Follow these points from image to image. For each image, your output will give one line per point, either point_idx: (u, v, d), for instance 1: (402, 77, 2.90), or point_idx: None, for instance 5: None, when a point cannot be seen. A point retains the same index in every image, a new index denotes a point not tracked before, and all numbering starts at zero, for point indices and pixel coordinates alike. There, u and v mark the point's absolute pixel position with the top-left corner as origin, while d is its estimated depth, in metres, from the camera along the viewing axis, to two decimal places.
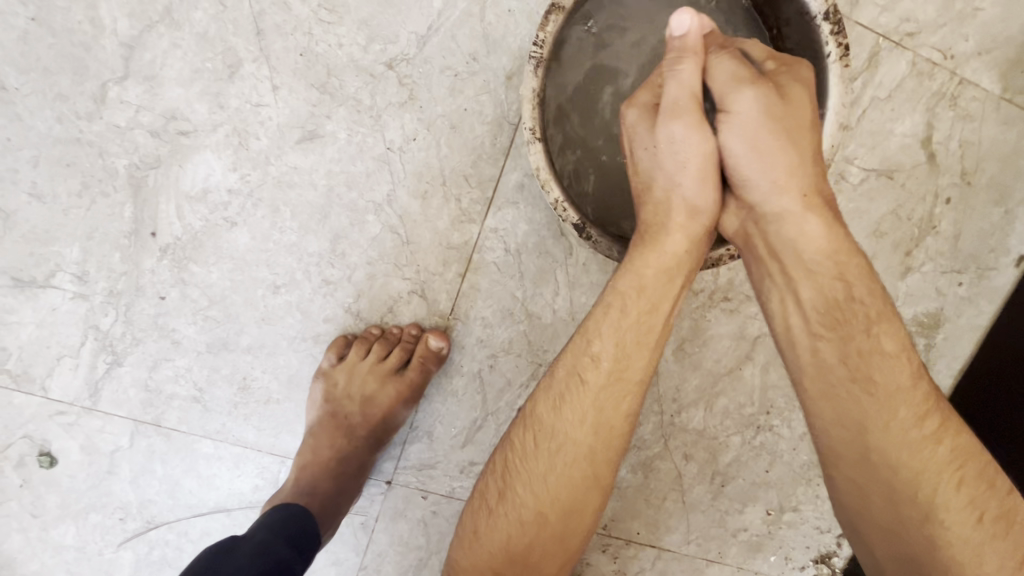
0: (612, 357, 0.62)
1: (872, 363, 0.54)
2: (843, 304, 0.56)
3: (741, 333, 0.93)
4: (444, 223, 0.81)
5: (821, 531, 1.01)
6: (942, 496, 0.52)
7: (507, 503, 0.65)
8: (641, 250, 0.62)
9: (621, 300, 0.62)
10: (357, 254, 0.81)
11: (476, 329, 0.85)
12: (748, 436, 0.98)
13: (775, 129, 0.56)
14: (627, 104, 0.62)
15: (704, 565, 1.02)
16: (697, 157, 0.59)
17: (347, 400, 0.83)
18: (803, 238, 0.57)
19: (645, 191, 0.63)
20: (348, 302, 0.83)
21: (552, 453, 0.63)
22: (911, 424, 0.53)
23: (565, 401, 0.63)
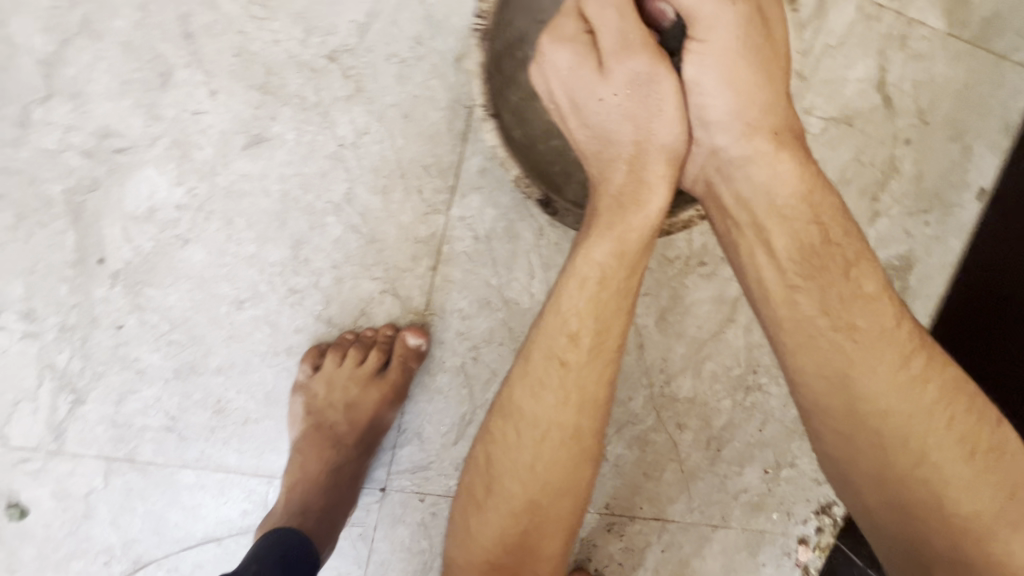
0: (592, 330, 0.60)
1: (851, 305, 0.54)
2: (819, 249, 0.56)
3: (720, 296, 0.92)
4: (409, 217, 0.78)
5: (819, 484, 1.08)
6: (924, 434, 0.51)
7: (496, 497, 0.63)
8: (616, 211, 0.60)
9: (600, 270, 0.60)
10: (321, 258, 0.78)
11: (454, 322, 0.84)
12: (738, 397, 0.98)
13: (748, 59, 0.57)
14: (566, 46, 0.61)
15: (709, 530, 1.06)
16: (657, 95, 0.58)
17: (330, 409, 0.80)
18: (777, 177, 0.57)
19: (602, 142, 0.62)
20: (318, 309, 0.80)
21: (537, 440, 0.62)
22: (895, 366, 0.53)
23: (545, 384, 0.61)
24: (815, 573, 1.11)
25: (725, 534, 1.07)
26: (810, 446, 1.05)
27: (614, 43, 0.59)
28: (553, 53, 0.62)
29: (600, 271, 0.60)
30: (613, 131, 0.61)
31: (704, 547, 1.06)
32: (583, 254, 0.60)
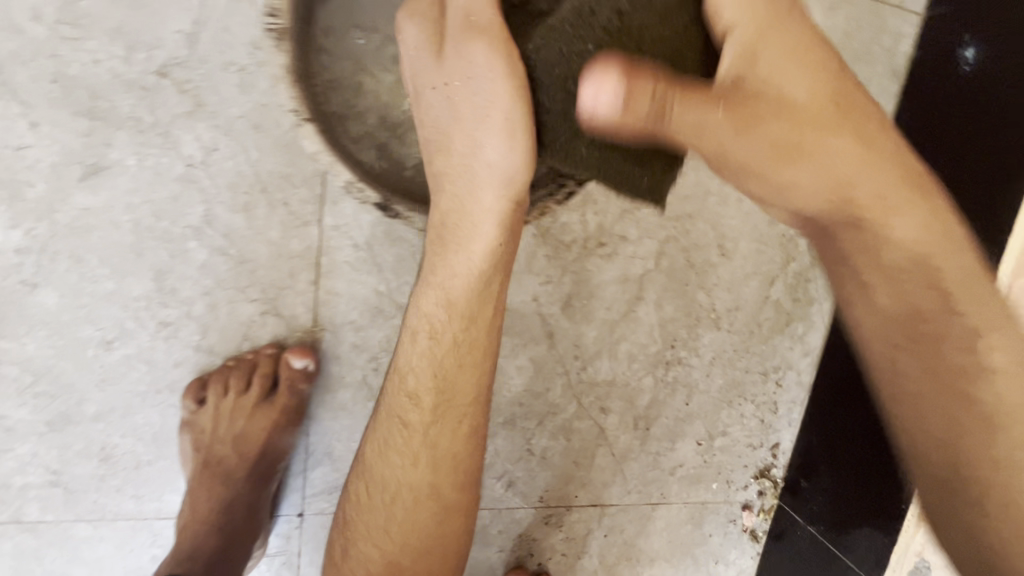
0: (430, 390, 0.65)
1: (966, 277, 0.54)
2: (938, 318, 0.53)
3: (625, 275, 0.90)
4: (278, 232, 0.74)
5: (754, 448, 1.08)
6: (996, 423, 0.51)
7: (354, 555, 0.70)
8: (437, 256, 0.62)
9: (428, 331, 0.64)
10: (189, 287, 0.73)
11: (347, 335, 0.81)
12: (659, 374, 0.97)
13: (813, 123, 0.52)
14: (410, 18, 0.58)
15: (651, 509, 1.05)
16: (486, 95, 0.54)
17: (219, 444, 0.79)
18: (903, 239, 0.54)
19: (439, 146, 0.59)
20: (196, 340, 0.76)
21: (387, 500, 0.67)
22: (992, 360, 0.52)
23: (389, 447, 0.67)
24: (763, 535, 1.11)
25: (666, 510, 1.07)
26: (740, 412, 1.05)
27: (457, 33, 0.55)
28: (408, 36, 0.58)
29: (432, 326, 0.64)
30: (446, 133, 0.57)
31: (647, 526, 1.06)
32: (412, 309, 0.64)
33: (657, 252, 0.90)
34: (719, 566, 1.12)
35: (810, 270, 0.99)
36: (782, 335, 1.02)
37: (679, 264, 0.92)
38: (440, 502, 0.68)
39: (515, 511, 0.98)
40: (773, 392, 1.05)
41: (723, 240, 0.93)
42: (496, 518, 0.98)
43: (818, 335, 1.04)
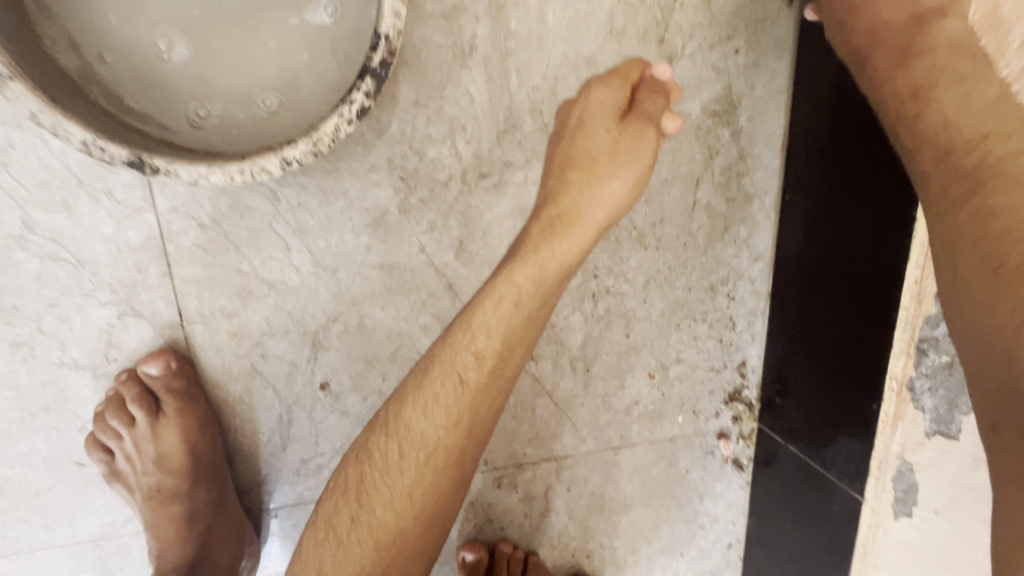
0: (496, 354, 0.62)
1: (933, 39, 0.58)
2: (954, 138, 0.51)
3: (521, 206, 0.80)
4: (110, 226, 0.69)
5: (718, 371, 0.98)
6: (956, 118, 0.52)
7: (361, 527, 0.61)
8: (546, 236, 0.62)
9: (514, 292, 0.61)
10: (30, 301, 0.69)
11: (221, 324, 0.75)
12: (588, 309, 0.89)
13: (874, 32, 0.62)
14: (599, 81, 0.65)
15: (613, 454, 0.98)
16: (643, 163, 0.63)
17: (134, 475, 0.75)
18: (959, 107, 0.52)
19: (581, 165, 0.63)
20: (56, 356, 0.71)
21: (417, 464, 0.62)
22: (962, 97, 0.53)
23: (436, 403, 0.61)
24: (748, 462, 1.03)
25: (632, 452, 0.99)
26: (693, 335, 0.95)
27: (643, 110, 0.64)
28: (597, 92, 0.64)
29: (517, 293, 0.62)
30: (597, 155, 0.62)
31: (615, 473, 0.99)
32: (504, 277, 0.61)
33: None
34: (706, 503, 1.03)
35: (740, 162, 0.88)
36: (723, 242, 0.91)
37: None
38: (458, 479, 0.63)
39: None
40: (729, 307, 0.95)
41: None
42: None
43: (764, 240, 0.92)
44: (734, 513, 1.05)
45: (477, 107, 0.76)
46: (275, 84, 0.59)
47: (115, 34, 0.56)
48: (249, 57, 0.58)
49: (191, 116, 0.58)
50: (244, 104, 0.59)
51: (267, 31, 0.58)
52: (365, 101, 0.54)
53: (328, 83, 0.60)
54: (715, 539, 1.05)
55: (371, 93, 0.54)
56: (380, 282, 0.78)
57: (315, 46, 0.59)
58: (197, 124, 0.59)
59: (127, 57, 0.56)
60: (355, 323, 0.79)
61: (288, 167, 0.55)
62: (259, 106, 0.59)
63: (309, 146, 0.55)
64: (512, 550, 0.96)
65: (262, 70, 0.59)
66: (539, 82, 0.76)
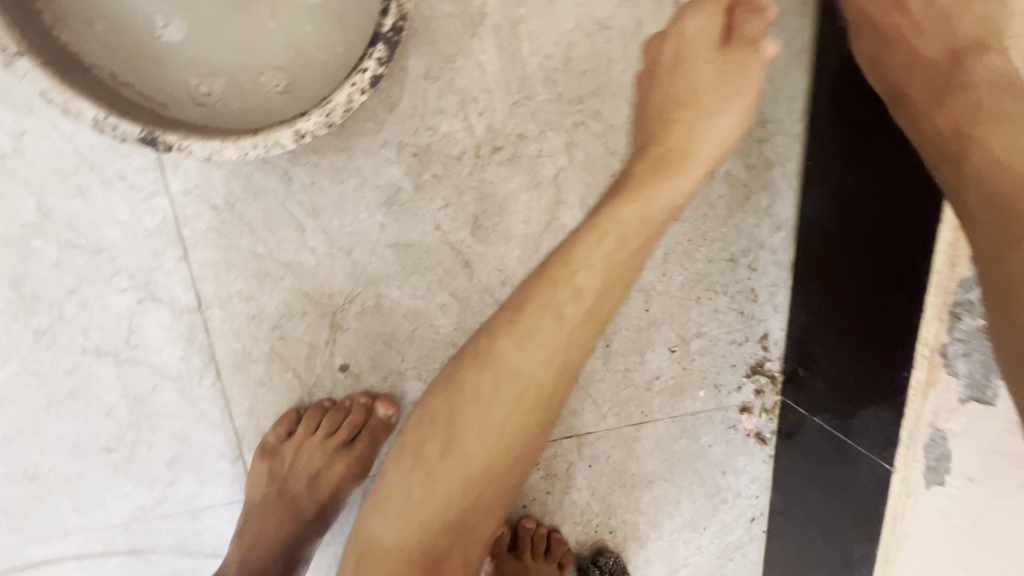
0: (593, 293, 0.63)
1: (976, 69, 0.54)
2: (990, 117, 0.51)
3: (534, 179, 0.78)
4: (124, 211, 0.68)
5: (739, 344, 0.96)
6: (975, 96, 0.53)
7: (452, 456, 0.63)
8: (656, 175, 0.64)
9: (620, 231, 0.63)
10: (49, 288, 0.69)
11: (240, 307, 0.74)
12: None
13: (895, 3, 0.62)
14: (697, 9, 0.67)
15: (635, 430, 0.97)
16: (749, 91, 0.66)
17: (292, 478, 0.79)
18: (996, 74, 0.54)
19: (684, 100, 0.66)
20: (78, 342, 0.71)
21: (510, 398, 0.63)
22: (1000, 76, 0.53)
23: (533, 339, 0.62)
24: (770, 435, 1.02)
25: (653, 428, 0.98)
26: (714, 308, 0.93)
27: (741, 34, 0.66)
28: (693, 24, 0.67)
29: (619, 232, 0.63)
30: (694, 93, 0.66)
31: (636, 449, 0.98)
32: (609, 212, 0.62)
33: (567, 145, 0.78)
34: (729, 478, 1.03)
35: (760, 128, 0.85)
36: (743, 212, 0.89)
37: (597, 154, 0.79)
38: (544, 413, 0.65)
39: None
40: (751, 278, 0.93)
41: None
42: None
43: (786, 209, 0.90)
44: (757, 487, 1.04)
45: (489, 78, 0.74)
46: (278, 59, 0.59)
47: (111, 10, 0.55)
48: (251, 34, 0.58)
49: (194, 94, 0.57)
50: (248, 80, 0.58)
51: (267, 8, 0.58)
52: (377, 68, 0.54)
53: (332, 56, 0.59)
54: (739, 512, 1.04)
55: (384, 59, 0.55)
56: (396, 261, 0.77)
57: (318, 22, 0.59)
58: (198, 101, 0.58)
59: (125, 33, 0.55)
60: (373, 304, 0.78)
61: (302, 139, 0.54)
62: (263, 82, 0.59)
63: (321, 117, 0.54)
64: (536, 526, 0.98)
65: (264, 47, 0.58)
66: (552, 49, 0.75)
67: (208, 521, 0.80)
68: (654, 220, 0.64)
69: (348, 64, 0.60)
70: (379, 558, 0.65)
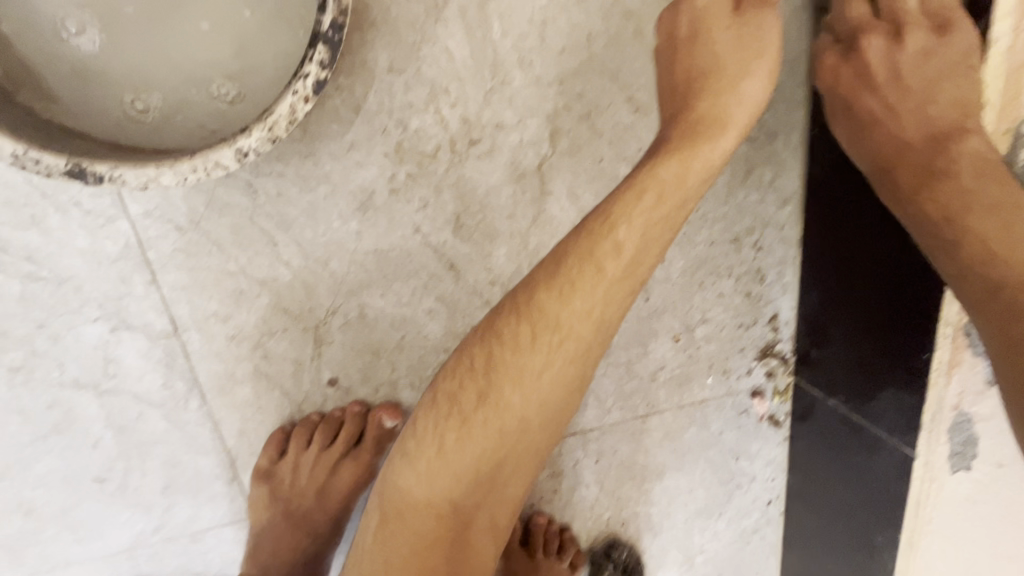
0: (634, 249, 0.59)
1: (956, 157, 0.59)
2: (964, 204, 0.57)
3: (517, 171, 0.73)
4: (85, 239, 0.66)
5: (747, 328, 0.91)
6: (957, 181, 0.58)
7: (489, 407, 0.59)
8: (695, 138, 0.61)
9: (659, 184, 0.59)
10: (19, 324, 0.67)
11: (217, 328, 0.71)
12: None
13: (866, 86, 0.64)
14: None
15: (642, 423, 0.94)
16: (773, 50, 0.63)
17: (299, 494, 0.77)
18: (979, 154, 0.58)
19: (708, 69, 0.63)
20: (56, 376, 0.69)
21: (550, 349, 0.59)
22: (979, 162, 0.58)
23: (577, 290, 0.58)
24: (786, 418, 0.96)
25: (661, 420, 0.94)
26: (718, 293, 0.88)
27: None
28: None
29: (660, 188, 0.60)
30: (719, 62, 0.62)
31: (645, 442, 0.95)
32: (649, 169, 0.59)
33: (550, 131, 0.72)
34: (743, 463, 0.99)
35: None
36: (745, 189, 0.83)
37: (584, 139, 0.73)
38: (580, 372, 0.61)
39: None
40: (757, 258, 0.87)
41: (632, 90, 0.72)
42: None
43: (792, 180, 0.83)
44: (773, 470, 0.99)
45: (458, 65, 0.68)
46: (209, 67, 0.58)
47: (45, 36, 0.56)
48: (182, 43, 0.58)
49: (128, 112, 0.58)
50: (180, 91, 0.58)
51: (197, 16, 0.57)
52: (319, 72, 0.53)
53: (265, 56, 0.58)
54: (755, 498, 1.00)
55: (325, 61, 0.53)
56: (377, 268, 0.73)
57: (249, 25, 0.58)
58: (137, 118, 0.58)
59: (59, 57, 0.56)
60: (356, 314, 0.74)
61: (243, 158, 0.53)
62: (197, 91, 0.58)
63: (263, 133, 0.53)
64: (547, 521, 0.96)
65: (197, 56, 0.58)
66: (526, 29, 0.69)
67: (210, 542, 0.78)
68: (688, 173, 0.61)
69: (285, 62, 0.59)
70: (407, 513, 0.60)
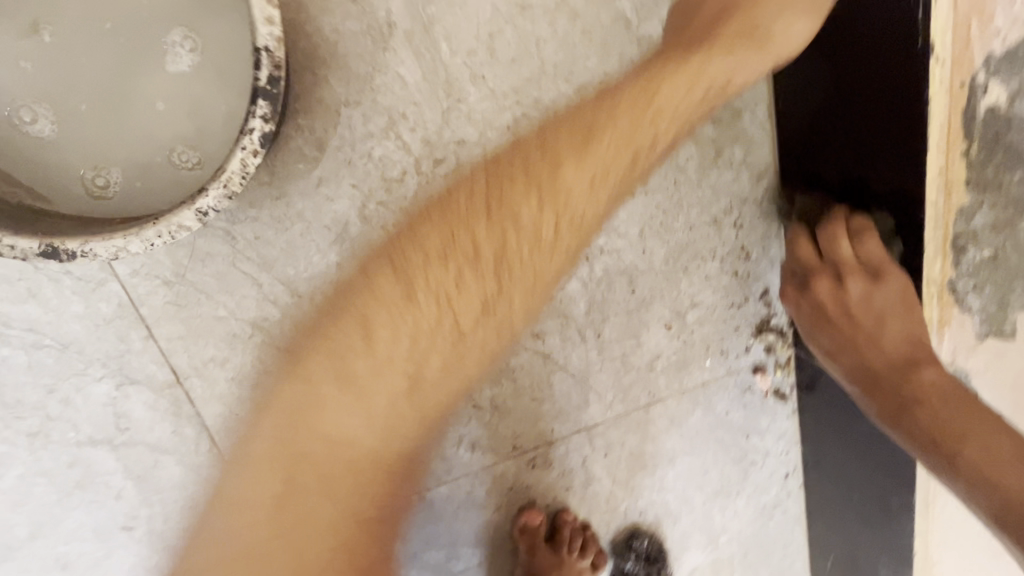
0: (602, 176, 0.71)
1: (921, 388, 0.70)
2: (949, 432, 0.67)
3: None
4: (80, 303, 0.69)
5: (737, 307, 0.91)
6: (933, 411, 0.69)
7: (423, 298, 0.69)
8: (676, 67, 0.69)
9: (627, 108, 0.70)
10: (30, 391, 0.70)
11: (217, 372, 0.74)
12: (584, 273, 0.84)
13: (834, 322, 0.75)
14: None
15: (646, 413, 0.94)
16: None
17: None
18: (940, 387, 0.70)
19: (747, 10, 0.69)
20: (72, 436, 0.73)
21: (500, 252, 0.70)
22: (940, 395, 0.70)
23: (523, 207, 0.69)
24: (790, 388, 0.96)
25: (665, 407, 0.95)
26: (705, 275, 0.88)
27: None
28: None
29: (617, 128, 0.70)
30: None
31: (651, 431, 0.96)
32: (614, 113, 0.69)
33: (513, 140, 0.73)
34: (754, 440, 0.99)
35: None
36: (718, 170, 0.82)
37: None
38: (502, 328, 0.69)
39: (494, 467, 0.90)
40: (740, 236, 0.86)
41: (588, 90, 0.74)
42: (479, 483, 0.90)
43: (764, 154, 0.82)
44: (786, 443, 1.00)
45: (413, 89, 0.70)
46: (165, 138, 0.64)
47: (11, 132, 0.62)
48: (134, 119, 0.64)
49: (92, 188, 0.64)
50: (139, 161, 0.64)
51: (145, 94, 0.63)
52: (263, 125, 0.57)
53: (217, 118, 0.63)
54: (772, 472, 1.01)
55: (268, 115, 0.57)
56: None
57: (194, 94, 0.63)
58: (100, 194, 0.64)
59: (26, 149, 0.63)
60: None
61: (205, 217, 0.58)
62: (157, 161, 0.64)
63: (221, 190, 0.57)
64: (574, 519, 0.96)
65: (151, 129, 0.64)
66: (473, 44, 0.70)
67: None
68: (613, 153, 0.71)
69: (232, 121, 0.64)
70: (335, 436, 0.69)
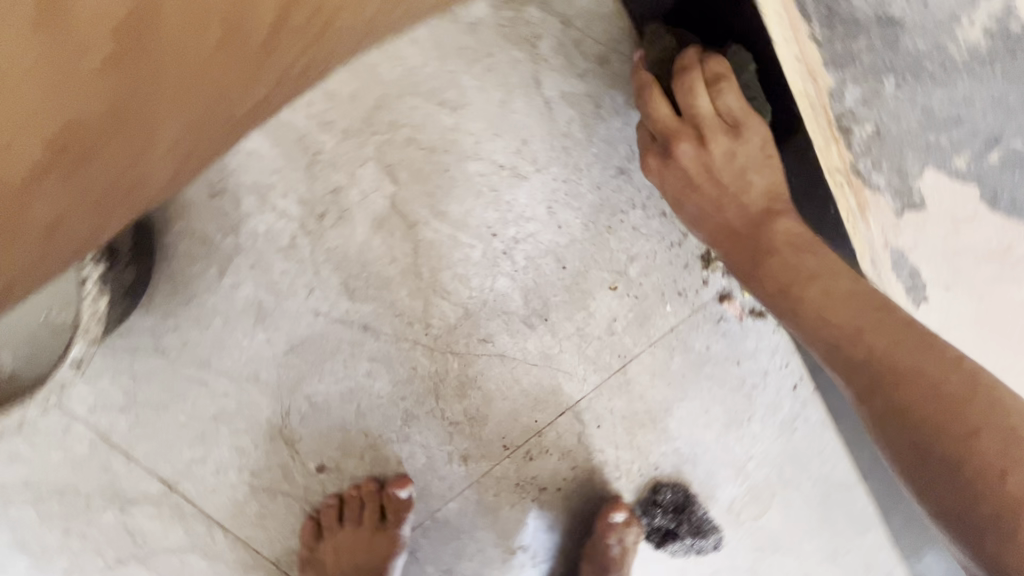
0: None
1: (773, 237, 0.65)
2: (760, 245, 0.66)
3: (375, 219, 0.76)
4: (58, 450, 0.75)
5: (678, 244, 0.88)
6: (742, 226, 0.68)
7: None
8: None
9: None
10: (48, 537, 0.77)
11: (201, 468, 0.79)
12: (508, 265, 0.82)
13: (694, 174, 0.69)
14: None
15: (624, 373, 0.93)
16: None
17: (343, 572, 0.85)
18: (751, 188, 0.69)
19: None
20: (98, 563, 0.79)
21: None
22: (787, 232, 0.65)
23: None
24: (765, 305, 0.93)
25: (641, 363, 0.93)
26: (632, 227, 0.85)
27: None
28: None
29: None
30: None
31: (636, 389, 0.94)
32: None
33: (385, 169, 0.75)
34: (747, 364, 0.96)
35: (567, 31, 0.75)
36: (604, 120, 0.79)
37: (418, 161, 0.76)
38: None
39: (492, 471, 0.90)
40: None
41: (438, 96, 0.75)
42: (486, 488, 0.91)
43: None
44: (783, 357, 0.97)
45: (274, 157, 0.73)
46: (37, 309, 0.66)
47: None
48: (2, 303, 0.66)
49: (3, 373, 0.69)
50: (27, 335, 0.68)
51: None
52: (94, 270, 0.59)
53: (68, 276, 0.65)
54: (778, 389, 0.98)
55: (97, 259, 0.58)
56: (302, 360, 0.78)
57: None
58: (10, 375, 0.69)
59: None
60: (307, 406, 0.80)
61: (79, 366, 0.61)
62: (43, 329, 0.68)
63: (84, 339, 0.61)
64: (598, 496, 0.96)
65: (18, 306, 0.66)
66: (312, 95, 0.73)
67: None
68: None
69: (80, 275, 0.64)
70: None
